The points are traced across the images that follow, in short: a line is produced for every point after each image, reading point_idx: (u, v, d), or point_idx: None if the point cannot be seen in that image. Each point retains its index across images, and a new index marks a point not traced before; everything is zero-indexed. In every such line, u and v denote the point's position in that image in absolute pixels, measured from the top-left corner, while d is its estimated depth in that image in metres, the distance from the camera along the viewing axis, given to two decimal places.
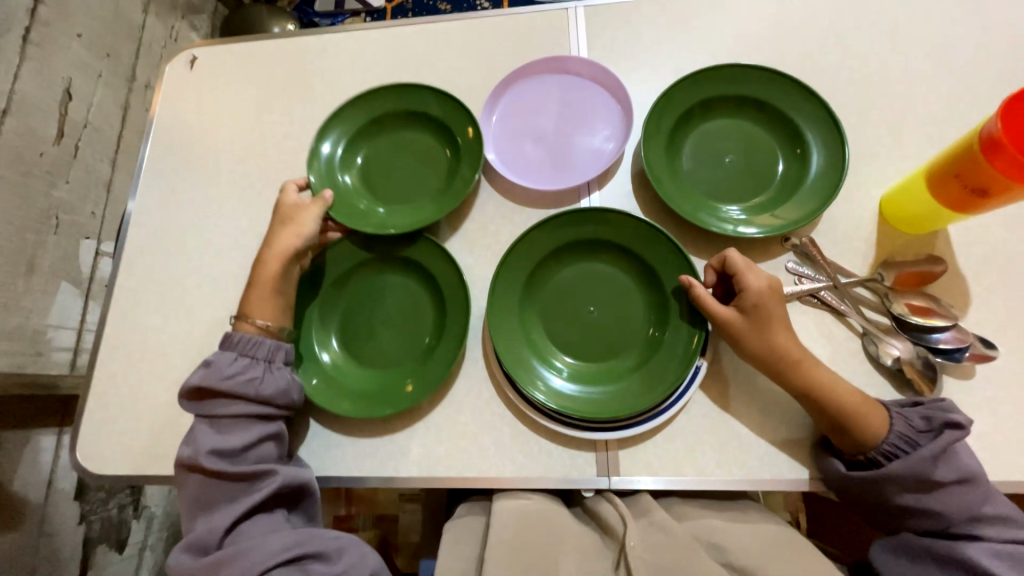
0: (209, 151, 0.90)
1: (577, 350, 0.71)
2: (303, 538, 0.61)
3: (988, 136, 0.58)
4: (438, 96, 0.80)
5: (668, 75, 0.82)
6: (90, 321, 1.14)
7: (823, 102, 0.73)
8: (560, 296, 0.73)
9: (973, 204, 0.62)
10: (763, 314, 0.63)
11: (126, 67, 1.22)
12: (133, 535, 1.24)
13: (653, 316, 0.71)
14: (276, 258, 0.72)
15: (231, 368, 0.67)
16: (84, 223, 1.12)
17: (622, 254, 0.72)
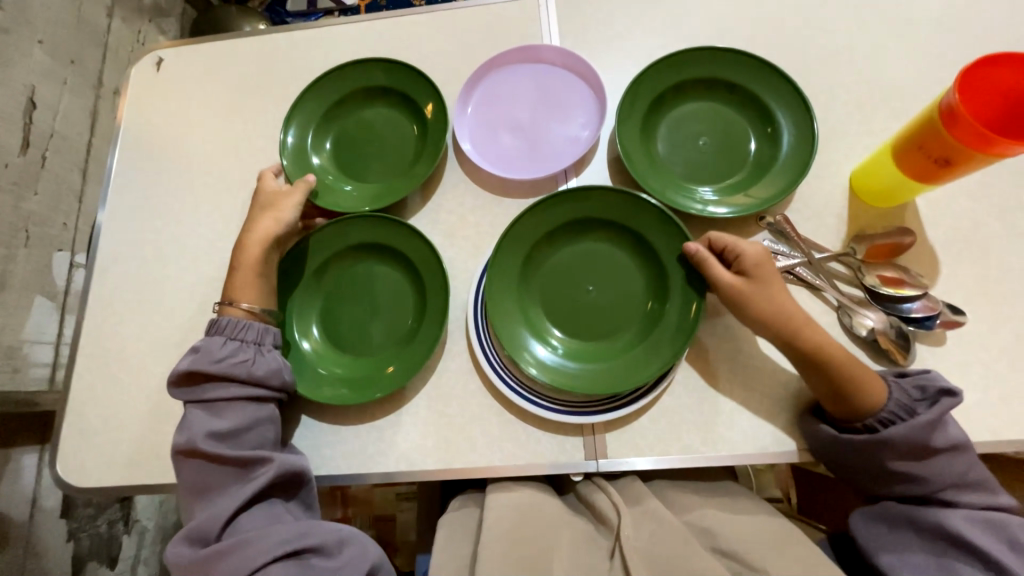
0: (177, 152, 0.86)
1: (577, 328, 0.69)
2: (304, 529, 0.58)
3: (947, 108, 0.55)
4: (402, 70, 0.78)
5: (642, 56, 0.80)
6: (68, 334, 1.11)
7: (792, 80, 0.71)
8: (556, 274, 0.70)
9: (939, 174, 0.60)
10: (764, 281, 0.62)
11: (92, 73, 1.17)
12: (125, 550, 1.21)
13: (652, 288, 0.69)
14: (260, 240, 0.70)
15: (222, 352, 0.65)
16: (55, 235, 1.08)
17: (615, 229, 0.70)
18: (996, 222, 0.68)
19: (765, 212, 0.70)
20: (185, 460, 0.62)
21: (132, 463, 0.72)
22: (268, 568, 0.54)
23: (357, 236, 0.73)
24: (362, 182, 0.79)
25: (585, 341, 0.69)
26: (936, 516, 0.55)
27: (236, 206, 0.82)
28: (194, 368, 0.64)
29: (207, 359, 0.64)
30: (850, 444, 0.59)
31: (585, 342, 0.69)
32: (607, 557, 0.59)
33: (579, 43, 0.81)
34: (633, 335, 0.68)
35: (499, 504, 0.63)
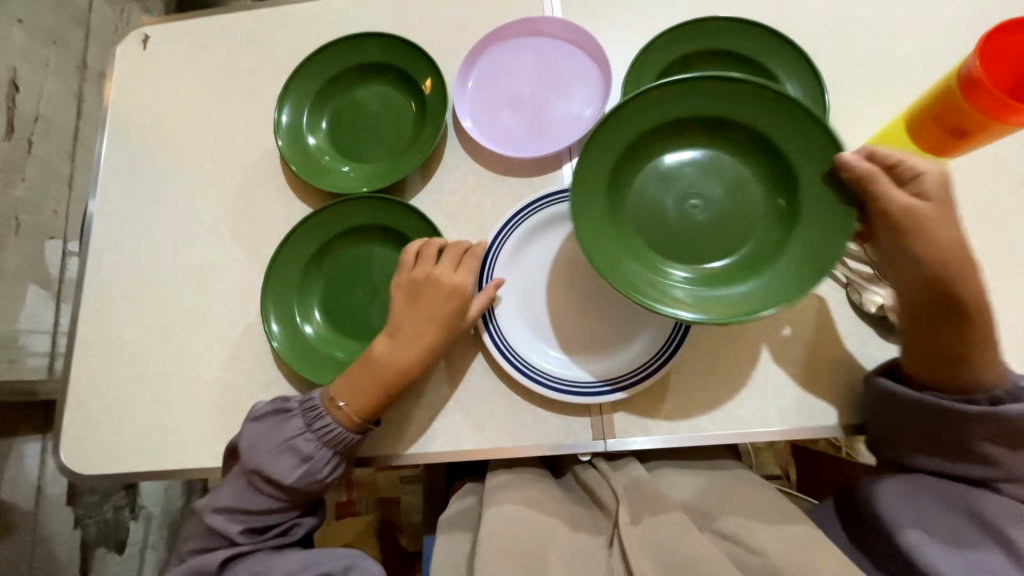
0: (168, 133, 0.83)
1: (696, 252, 0.61)
2: (309, 563, 0.59)
3: (967, 76, 0.53)
4: (399, 43, 0.76)
5: (649, 27, 0.77)
6: (64, 323, 1.09)
7: (803, 51, 0.69)
8: (648, 199, 0.62)
9: (954, 146, 0.59)
10: (938, 213, 0.53)
11: (76, 54, 1.13)
12: (133, 535, 1.22)
13: (767, 179, 0.60)
14: (405, 360, 0.62)
15: (319, 465, 0.62)
16: (47, 222, 1.06)
17: (697, 125, 0.61)
18: (1007, 198, 0.67)
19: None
20: (209, 512, 0.63)
21: (137, 450, 0.72)
22: None
23: (359, 219, 0.71)
24: (360, 162, 0.77)
25: (720, 261, 0.61)
26: (980, 503, 0.53)
27: (231, 189, 0.80)
28: (263, 459, 0.62)
29: (286, 462, 0.62)
30: (941, 409, 0.55)
31: (722, 262, 0.61)
32: (605, 545, 0.58)
33: (582, 16, 0.78)
34: (770, 234, 0.60)
35: (498, 492, 0.63)
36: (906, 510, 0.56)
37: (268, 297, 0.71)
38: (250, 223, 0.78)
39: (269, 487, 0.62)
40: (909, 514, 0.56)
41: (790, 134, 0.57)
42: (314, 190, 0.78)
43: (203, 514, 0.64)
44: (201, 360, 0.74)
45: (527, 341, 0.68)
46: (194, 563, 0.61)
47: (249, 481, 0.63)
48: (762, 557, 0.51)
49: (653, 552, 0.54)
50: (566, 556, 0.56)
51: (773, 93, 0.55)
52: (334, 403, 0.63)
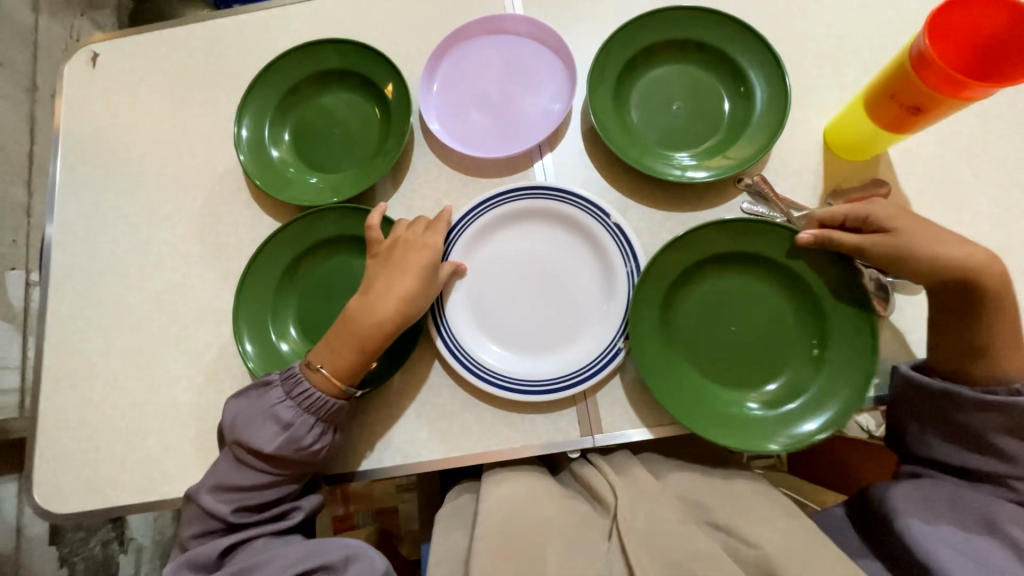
0: (126, 154, 0.80)
1: (752, 377, 0.65)
2: (310, 551, 0.58)
3: (919, 55, 0.55)
4: (358, 50, 0.74)
5: (610, 21, 0.77)
6: (33, 357, 1.05)
7: (761, 36, 0.70)
8: (695, 330, 0.66)
9: (910, 122, 0.60)
10: (914, 231, 0.59)
11: (23, 75, 1.08)
12: (124, 569, 1.19)
13: (792, 303, 0.65)
14: (384, 309, 0.62)
15: (303, 433, 0.60)
16: (6, 253, 1.01)
17: (718, 264, 0.66)
18: (965, 172, 0.69)
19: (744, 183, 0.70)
20: (203, 494, 0.61)
21: (116, 484, 0.69)
22: None
23: (327, 229, 0.70)
24: (327, 172, 0.75)
25: (767, 382, 0.65)
26: (986, 504, 0.54)
27: (196, 208, 0.78)
28: (249, 433, 0.61)
29: (268, 432, 0.60)
30: (962, 397, 0.57)
31: (770, 384, 0.65)
32: (605, 538, 0.58)
33: (543, 12, 0.78)
34: (804, 352, 0.65)
35: (494, 490, 0.63)
36: (913, 499, 0.58)
37: (240, 316, 0.69)
38: (218, 243, 0.76)
39: (259, 462, 0.61)
40: (913, 502, 0.57)
41: (803, 272, 0.64)
42: (281, 205, 0.76)
43: (196, 496, 0.61)
44: (176, 386, 0.72)
45: (480, 344, 0.68)
46: (189, 554, 0.59)
47: (240, 460, 0.61)
48: (758, 547, 0.52)
49: (650, 546, 0.54)
50: (565, 548, 0.56)
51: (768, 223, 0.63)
52: (311, 368, 0.62)
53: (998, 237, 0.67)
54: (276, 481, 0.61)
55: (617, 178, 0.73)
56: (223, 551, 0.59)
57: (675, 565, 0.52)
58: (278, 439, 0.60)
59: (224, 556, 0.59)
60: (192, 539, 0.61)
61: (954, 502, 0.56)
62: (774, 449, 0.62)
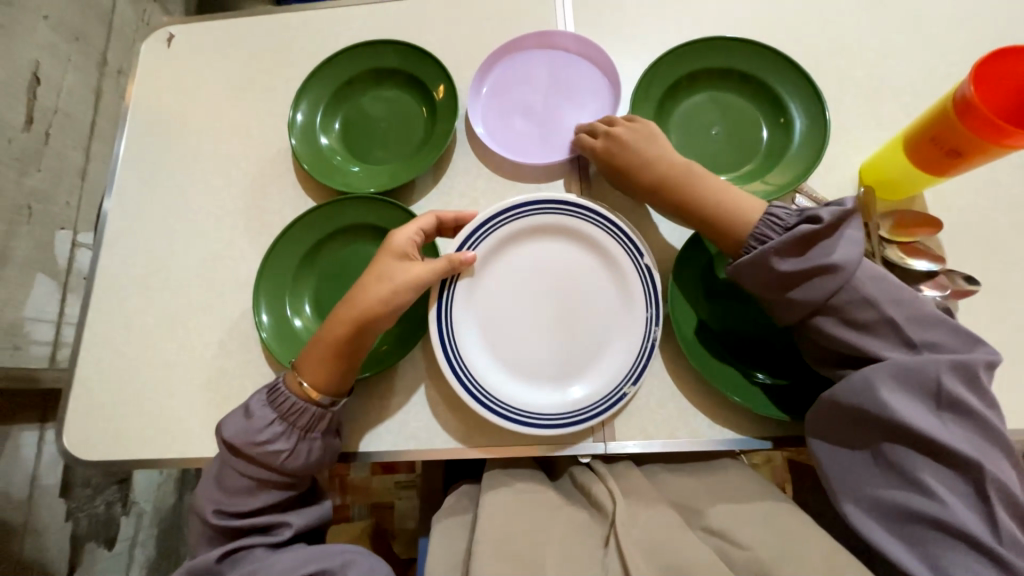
0: (187, 130, 0.85)
1: (781, 355, 0.66)
2: (312, 556, 0.59)
3: (962, 99, 0.56)
4: (415, 52, 0.78)
5: (656, 46, 0.80)
6: (68, 314, 1.09)
7: (805, 72, 0.72)
8: (727, 308, 0.68)
9: (948, 165, 0.61)
10: (615, 164, 0.67)
11: (96, 51, 1.16)
12: (123, 531, 1.21)
13: None
14: (355, 310, 0.63)
15: (262, 429, 0.61)
16: (58, 213, 1.07)
17: None
18: (1001, 220, 0.69)
19: (801, 186, 0.69)
20: (201, 503, 0.63)
21: (139, 439, 0.72)
22: None
23: (348, 218, 0.73)
24: (371, 164, 0.79)
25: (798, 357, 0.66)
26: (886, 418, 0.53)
27: (247, 185, 0.82)
28: (230, 438, 0.62)
29: (247, 437, 0.61)
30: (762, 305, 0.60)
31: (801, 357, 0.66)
32: (601, 544, 0.58)
33: (593, 32, 0.81)
34: None
35: (493, 494, 0.64)
36: (837, 456, 0.58)
37: (261, 287, 0.72)
38: (262, 219, 0.80)
39: (244, 468, 0.62)
40: (841, 461, 0.57)
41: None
42: (324, 190, 0.80)
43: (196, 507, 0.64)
44: (207, 351, 0.75)
45: (477, 342, 0.68)
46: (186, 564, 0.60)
47: (228, 468, 0.63)
48: (749, 551, 0.53)
49: (651, 553, 0.55)
50: (563, 557, 0.56)
51: None
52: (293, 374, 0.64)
53: None
54: (268, 488, 0.63)
55: None
56: (217, 561, 0.59)
57: (670, 566, 0.53)
58: (239, 428, 0.62)
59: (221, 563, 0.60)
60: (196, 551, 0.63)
61: (861, 428, 0.56)
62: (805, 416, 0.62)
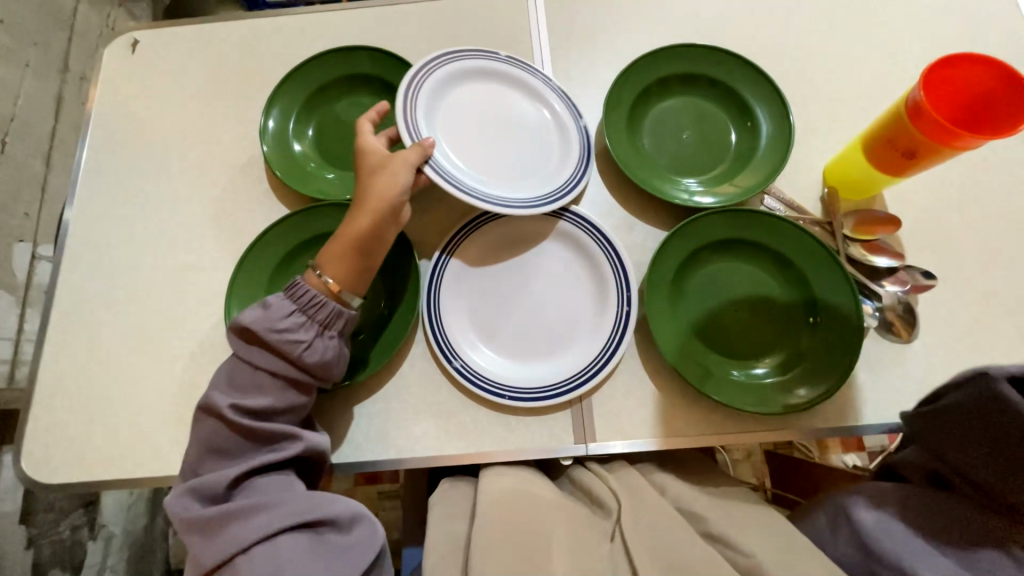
0: (154, 137, 0.83)
1: (756, 351, 0.66)
2: (316, 502, 0.55)
3: (913, 105, 0.59)
4: (389, 58, 0.78)
5: (627, 52, 0.82)
6: (29, 330, 1.04)
7: (769, 78, 0.74)
8: (703, 305, 0.68)
9: (905, 166, 0.64)
10: None
11: (57, 57, 1.12)
12: (91, 557, 1.14)
13: (789, 287, 0.68)
14: (364, 211, 0.63)
15: (280, 319, 0.59)
16: (17, 224, 1.02)
17: (727, 249, 0.69)
18: (955, 217, 0.73)
19: (768, 189, 0.73)
20: (213, 398, 0.58)
21: (103, 459, 0.69)
22: (281, 535, 0.52)
23: (321, 225, 0.72)
24: (345, 169, 0.78)
25: (774, 348, 0.66)
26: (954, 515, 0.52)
27: (217, 193, 0.80)
28: (251, 326, 0.59)
29: (266, 326, 0.59)
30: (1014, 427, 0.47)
31: (777, 350, 0.66)
32: (607, 539, 0.58)
33: (565, 40, 0.83)
34: (802, 319, 0.67)
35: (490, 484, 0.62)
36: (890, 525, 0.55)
37: (233, 298, 0.70)
38: (233, 228, 0.78)
39: (264, 363, 0.59)
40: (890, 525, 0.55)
41: (789, 247, 0.67)
42: (297, 198, 0.79)
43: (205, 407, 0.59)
44: (177, 365, 0.73)
45: (461, 343, 0.68)
46: (192, 482, 0.55)
47: (248, 358, 0.60)
48: (753, 559, 0.52)
49: (651, 549, 0.55)
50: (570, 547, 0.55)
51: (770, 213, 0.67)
52: (307, 272, 0.63)
53: (985, 281, 0.70)
54: (286, 388, 0.60)
55: (625, 196, 0.76)
56: (228, 483, 0.55)
57: (675, 566, 0.53)
58: (257, 315, 0.60)
59: (231, 489, 0.56)
60: (193, 472, 0.58)
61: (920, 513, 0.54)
62: (780, 410, 0.62)
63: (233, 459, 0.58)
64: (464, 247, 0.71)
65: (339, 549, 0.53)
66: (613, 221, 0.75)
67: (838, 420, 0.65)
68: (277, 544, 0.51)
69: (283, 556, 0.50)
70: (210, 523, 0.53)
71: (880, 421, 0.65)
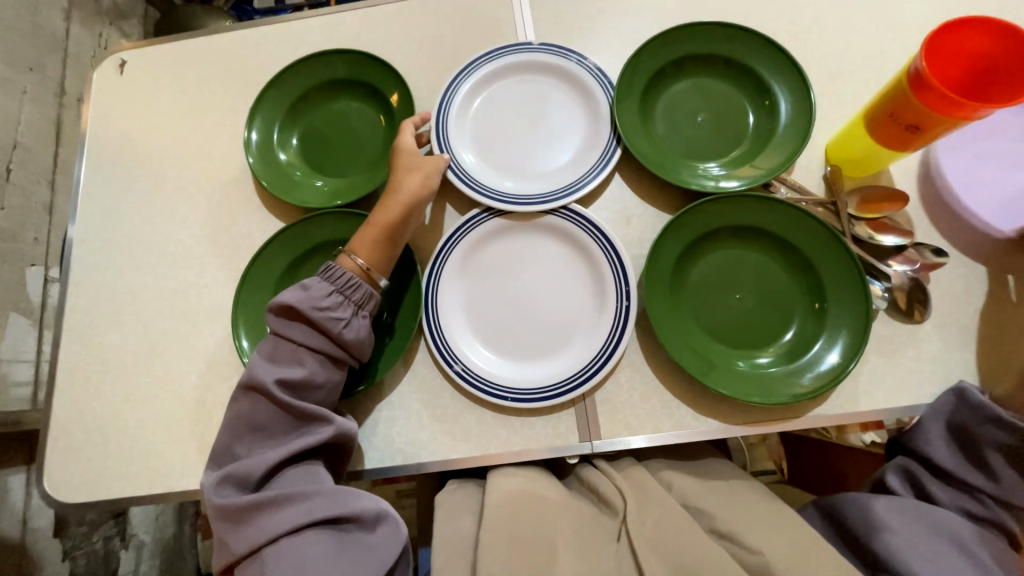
0: (148, 157, 0.83)
1: (759, 340, 0.65)
2: (337, 499, 0.54)
3: (915, 75, 0.56)
4: (366, 59, 0.77)
5: (616, 38, 0.80)
6: (47, 351, 1.07)
7: (787, 52, 0.71)
8: (704, 295, 0.67)
9: (910, 140, 0.61)
10: None
11: (53, 81, 1.13)
12: (124, 565, 1.18)
13: (794, 274, 0.66)
14: (398, 202, 0.66)
15: (322, 298, 0.61)
16: (27, 249, 1.04)
17: (729, 235, 0.68)
18: (968, 188, 0.70)
19: (781, 177, 0.71)
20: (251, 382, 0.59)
21: (122, 477, 0.71)
22: (307, 530, 0.52)
23: (320, 234, 0.72)
24: (333, 176, 0.78)
25: (779, 336, 0.65)
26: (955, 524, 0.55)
27: (213, 209, 0.80)
28: (291, 305, 0.60)
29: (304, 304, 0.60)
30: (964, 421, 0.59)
31: (781, 338, 0.65)
32: (614, 539, 0.58)
33: (552, 30, 0.81)
34: (808, 305, 0.65)
35: (497, 486, 0.62)
36: (918, 545, 0.54)
37: (239, 315, 0.71)
38: (231, 244, 0.79)
39: (301, 343, 0.60)
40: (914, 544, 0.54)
41: (795, 232, 0.65)
42: (290, 209, 0.79)
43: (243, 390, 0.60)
44: (185, 381, 0.74)
45: (461, 346, 0.68)
46: (228, 469, 0.56)
47: (285, 339, 0.61)
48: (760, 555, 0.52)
49: (659, 549, 0.56)
50: (576, 550, 0.54)
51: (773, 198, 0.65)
52: (339, 255, 0.65)
53: (1001, 254, 0.67)
54: (321, 369, 0.60)
55: (621, 187, 0.74)
56: (263, 469, 0.56)
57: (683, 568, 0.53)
58: (297, 295, 0.61)
59: (265, 475, 0.56)
60: (230, 457, 0.58)
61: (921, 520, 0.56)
62: (789, 400, 0.60)
63: (269, 445, 0.58)
64: (466, 247, 0.70)
65: (364, 545, 0.53)
66: (609, 214, 0.73)
67: (848, 406, 0.63)
68: (304, 538, 0.52)
69: (310, 551, 0.51)
70: (243, 511, 0.53)
71: (893, 405, 0.63)
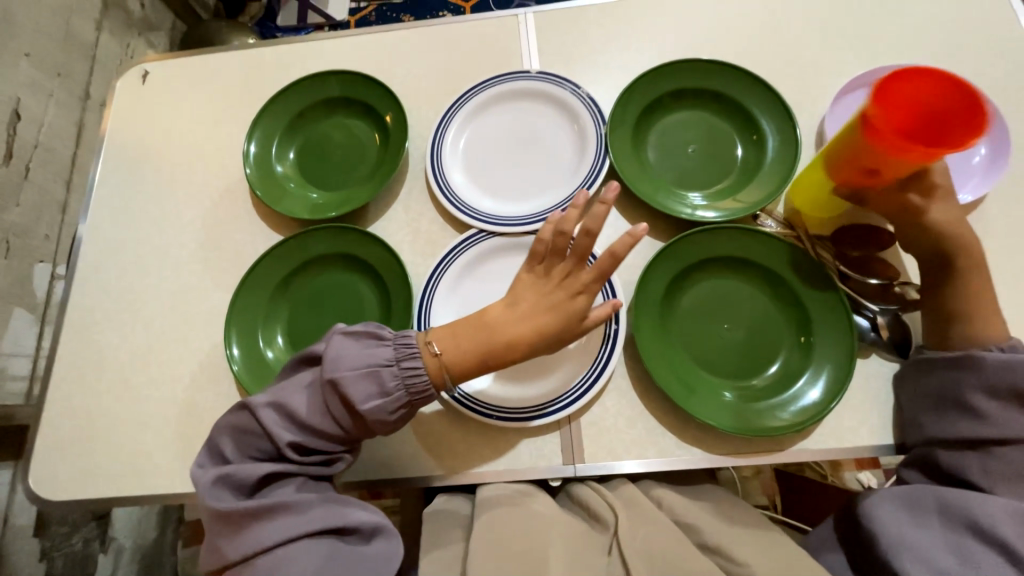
0: (161, 163, 0.87)
1: (745, 371, 0.65)
2: (336, 509, 0.54)
3: (866, 123, 0.57)
4: (359, 79, 0.81)
5: (617, 72, 0.83)
6: (46, 347, 1.07)
7: (775, 91, 0.74)
8: (693, 323, 0.68)
9: (867, 180, 0.63)
10: None
11: (79, 85, 1.18)
12: (100, 570, 1.16)
13: (784, 306, 0.67)
14: (497, 331, 0.59)
15: (390, 400, 0.57)
16: (37, 246, 1.06)
17: (721, 266, 0.69)
18: None
19: (767, 209, 0.73)
20: (274, 407, 0.58)
21: (106, 477, 0.71)
22: (301, 541, 0.52)
23: (318, 248, 0.74)
24: (327, 190, 0.80)
25: (765, 368, 0.65)
26: (971, 507, 0.50)
27: (219, 216, 0.83)
28: (355, 381, 0.57)
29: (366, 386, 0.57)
30: (932, 384, 0.59)
31: (767, 370, 0.65)
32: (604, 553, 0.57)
33: (556, 61, 0.84)
34: (794, 338, 0.66)
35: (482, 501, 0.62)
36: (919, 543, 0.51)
37: (232, 321, 0.72)
38: (233, 251, 0.81)
39: (343, 411, 0.57)
40: (922, 549, 0.51)
41: (784, 268, 0.66)
42: (293, 220, 0.81)
43: (263, 408, 0.58)
44: (178, 382, 0.75)
45: None
46: (228, 470, 0.56)
47: (329, 397, 0.58)
48: None
49: (651, 560, 0.55)
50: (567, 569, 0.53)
51: (764, 234, 0.67)
52: (432, 343, 0.60)
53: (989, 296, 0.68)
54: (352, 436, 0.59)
55: (615, 214, 0.76)
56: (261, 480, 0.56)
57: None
58: (361, 372, 0.57)
59: (260, 483, 0.56)
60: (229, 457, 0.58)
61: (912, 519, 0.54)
62: (774, 433, 0.60)
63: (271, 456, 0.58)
64: (460, 268, 0.72)
65: (359, 557, 0.52)
66: (602, 239, 0.75)
67: (834, 441, 0.63)
68: (299, 546, 0.52)
69: (303, 560, 0.51)
70: (237, 517, 0.53)
71: (880, 443, 0.63)
